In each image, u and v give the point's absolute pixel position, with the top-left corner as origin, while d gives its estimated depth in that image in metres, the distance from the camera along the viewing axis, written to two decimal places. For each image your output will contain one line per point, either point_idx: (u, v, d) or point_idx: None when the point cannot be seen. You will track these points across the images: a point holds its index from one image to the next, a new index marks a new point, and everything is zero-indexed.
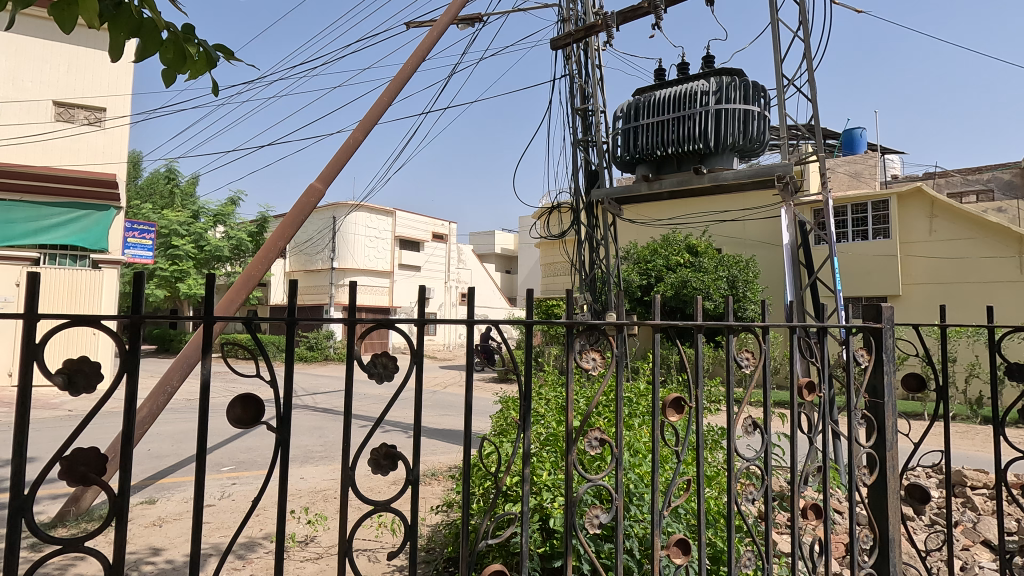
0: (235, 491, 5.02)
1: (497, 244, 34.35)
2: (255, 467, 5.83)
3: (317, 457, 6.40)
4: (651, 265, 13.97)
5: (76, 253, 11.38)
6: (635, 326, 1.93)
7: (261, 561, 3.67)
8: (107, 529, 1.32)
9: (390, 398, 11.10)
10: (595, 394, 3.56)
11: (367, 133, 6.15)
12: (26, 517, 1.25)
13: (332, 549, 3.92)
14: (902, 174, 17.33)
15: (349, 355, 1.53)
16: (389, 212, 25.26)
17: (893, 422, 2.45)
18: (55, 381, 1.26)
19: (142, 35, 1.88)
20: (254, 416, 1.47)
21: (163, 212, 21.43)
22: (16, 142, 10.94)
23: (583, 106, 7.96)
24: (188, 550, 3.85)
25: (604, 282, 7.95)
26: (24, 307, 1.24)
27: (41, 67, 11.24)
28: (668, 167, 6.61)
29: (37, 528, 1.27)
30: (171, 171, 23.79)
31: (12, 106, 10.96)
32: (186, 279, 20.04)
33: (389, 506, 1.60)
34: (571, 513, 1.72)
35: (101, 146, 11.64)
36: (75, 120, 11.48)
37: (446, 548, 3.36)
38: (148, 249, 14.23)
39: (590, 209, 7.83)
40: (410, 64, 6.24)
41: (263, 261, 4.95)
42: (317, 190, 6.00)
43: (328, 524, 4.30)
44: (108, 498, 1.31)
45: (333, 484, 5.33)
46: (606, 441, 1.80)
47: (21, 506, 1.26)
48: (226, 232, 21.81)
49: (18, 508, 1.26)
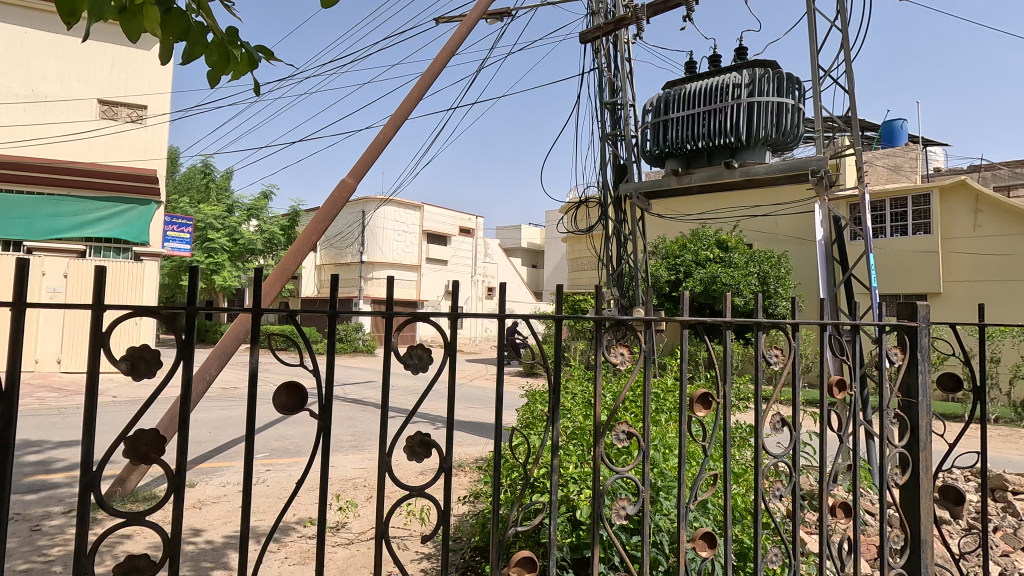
0: (269, 478, 5.20)
1: (524, 239, 34.40)
2: (288, 455, 6.02)
3: (348, 446, 6.57)
4: (680, 260, 13.80)
5: (120, 246, 11.89)
6: (664, 322, 1.93)
7: (294, 545, 3.81)
8: (165, 504, 1.40)
9: (418, 391, 11.28)
10: (622, 388, 3.58)
11: (397, 128, 6.28)
12: (95, 490, 1.35)
13: (363, 535, 4.05)
14: (946, 166, 16.75)
15: (386, 345, 1.58)
16: (417, 206, 25.55)
17: (927, 422, 2.40)
18: (121, 367, 1.35)
19: (189, 39, 1.97)
20: (298, 402, 1.54)
21: (199, 206, 22.07)
22: (65, 140, 11.45)
23: (611, 99, 7.92)
24: (227, 531, 4.02)
25: (632, 277, 7.91)
26: (92, 298, 1.33)
27: (87, 67, 11.70)
28: (698, 161, 6.52)
29: (103, 501, 1.37)
30: (207, 166, 24.44)
31: (61, 105, 11.48)
32: (221, 271, 20.61)
33: (423, 491, 1.64)
34: (599, 503, 1.74)
35: (143, 143, 12.04)
36: (119, 118, 11.90)
37: (473, 539, 3.42)
38: (185, 242, 14.74)
39: (618, 204, 7.79)
40: (439, 61, 6.32)
41: (297, 254, 5.12)
42: (348, 186, 6.11)
43: (359, 511, 4.43)
44: (166, 476, 1.40)
45: (363, 472, 5.48)
46: (634, 435, 1.81)
47: (91, 480, 1.37)
48: (259, 226, 22.37)
49: (88, 483, 1.36)
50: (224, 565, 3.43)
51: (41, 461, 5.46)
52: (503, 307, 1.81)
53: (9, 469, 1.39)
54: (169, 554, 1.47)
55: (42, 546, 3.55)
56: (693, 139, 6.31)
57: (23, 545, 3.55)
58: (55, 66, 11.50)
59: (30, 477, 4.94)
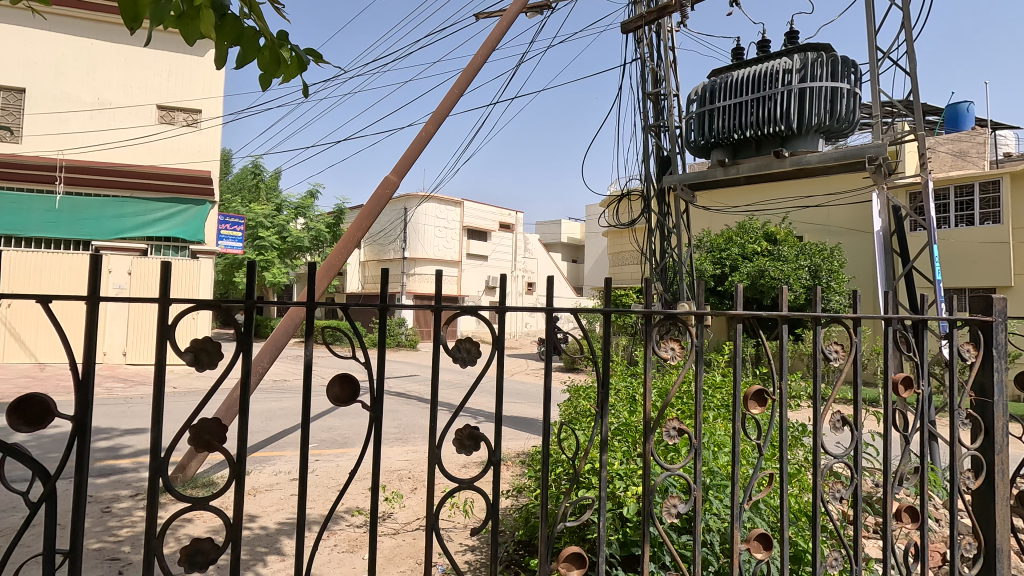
0: (319, 467, 5.37)
1: (564, 234, 34.22)
2: (336, 446, 6.20)
3: (393, 439, 6.71)
4: (726, 254, 13.42)
5: (178, 244, 12.47)
6: (716, 317, 1.87)
7: (343, 533, 3.92)
8: (227, 490, 1.46)
9: (460, 385, 11.40)
10: (671, 383, 3.52)
11: (438, 125, 6.34)
12: (163, 475, 1.42)
13: (409, 526, 4.12)
14: (1017, 151, 15.65)
15: (435, 339, 1.59)
16: (458, 202, 25.78)
17: (1003, 424, 2.25)
18: (185, 358, 1.41)
19: (242, 42, 2.02)
20: (350, 394, 1.57)
21: (250, 206, 22.91)
22: (128, 144, 12.10)
23: (654, 90, 7.75)
24: (279, 518, 4.17)
25: (676, 271, 7.73)
26: (159, 291, 1.39)
27: (147, 74, 12.31)
28: (745, 151, 6.32)
29: (171, 486, 1.43)
30: (257, 166, 25.33)
31: (124, 112, 12.12)
32: (271, 268, 21.38)
33: (472, 485, 1.65)
34: (649, 501, 1.71)
35: (199, 146, 12.60)
36: (176, 122, 12.49)
37: (518, 533, 3.43)
38: (238, 240, 15.34)
39: (661, 196, 7.62)
40: (479, 56, 6.33)
41: (343, 251, 5.25)
42: (391, 183, 6.22)
43: (404, 502, 4.52)
44: (228, 463, 1.45)
45: (408, 464, 5.58)
46: (685, 431, 1.77)
47: (160, 466, 1.43)
48: (307, 224, 23.09)
49: (157, 468, 1.43)
50: (278, 550, 3.57)
51: (110, 446, 5.82)
52: (550, 302, 1.80)
53: (86, 456, 1.47)
54: (231, 538, 1.53)
55: (113, 527, 3.78)
56: (741, 129, 6.11)
57: (95, 525, 3.79)
58: (118, 74, 12.15)
59: (100, 462, 5.26)
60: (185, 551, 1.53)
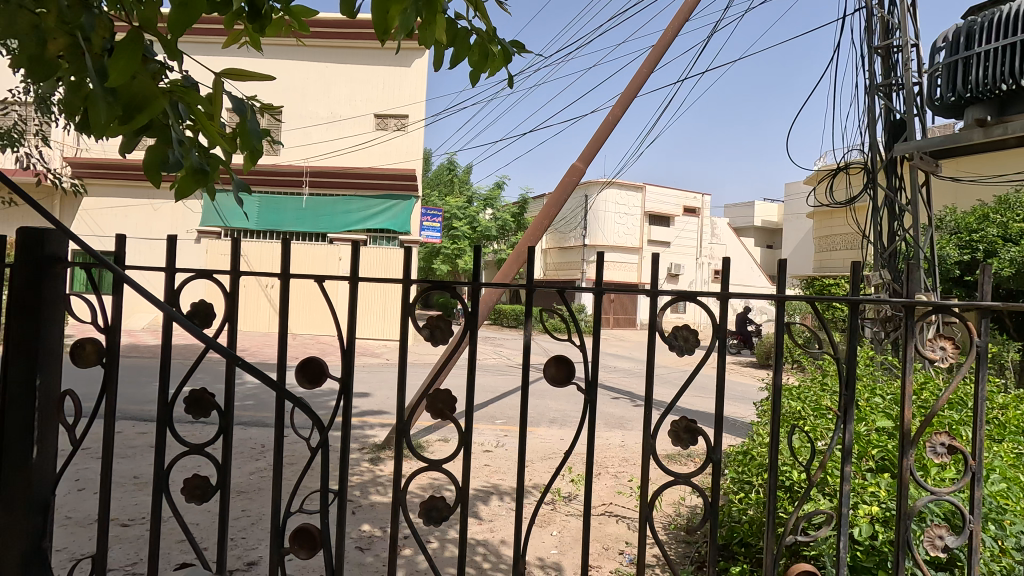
0: (507, 442, 5.72)
1: (758, 216, 31.12)
2: (522, 424, 6.55)
3: (575, 422, 6.85)
4: (978, 235, 10.87)
5: (389, 235, 14.18)
6: (1009, 310, 1.49)
7: (531, 507, 4.12)
8: (457, 454, 1.59)
9: (641, 375, 11.15)
10: (927, 392, 2.95)
11: (625, 108, 6.21)
12: (407, 437, 1.61)
13: (593, 509, 4.16)
14: None
15: (650, 327, 1.55)
16: (640, 187, 25.08)
17: None
18: (423, 332, 1.57)
19: (456, 43, 2.17)
20: (566, 375, 1.60)
21: (446, 199, 25.19)
22: (353, 150, 14.16)
23: (885, 42, 6.54)
24: (475, 484, 4.56)
25: (909, 257, 6.48)
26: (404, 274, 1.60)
27: (367, 87, 14.18)
28: (1018, 106, 4.97)
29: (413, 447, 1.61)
30: (451, 162, 27.68)
31: (351, 122, 14.17)
32: (463, 256, 23.30)
33: (690, 479, 1.58)
34: (909, 527, 1.48)
35: (406, 147, 14.17)
36: (388, 128, 14.21)
37: (714, 535, 3.25)
38: (436, 230, 16.99)
39: (892, 168, 6.43)
40: (670, 30, 6.01)
41: (529, 241, 5.50)
42: (578, 170, 6.27)
43: (588, 486, 4.58)
44: (458, 430, 1.59)
45: (591, 449, 5.64)
46: (957, 449, 1.46)
47: (404, 428, 1.62)
48: (494, 214, 24.61)
49: (402, 430, 1.63)
50: (475, 514, 3.91)
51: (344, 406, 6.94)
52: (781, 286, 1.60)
53: (350, 414, 1.74)
54: (460, 500, 1.67)
55: (347, 473, 4.54)
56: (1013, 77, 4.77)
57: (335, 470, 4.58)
58: (346, 90, 14.21)
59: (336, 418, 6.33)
60: (423, 506, 1.73)
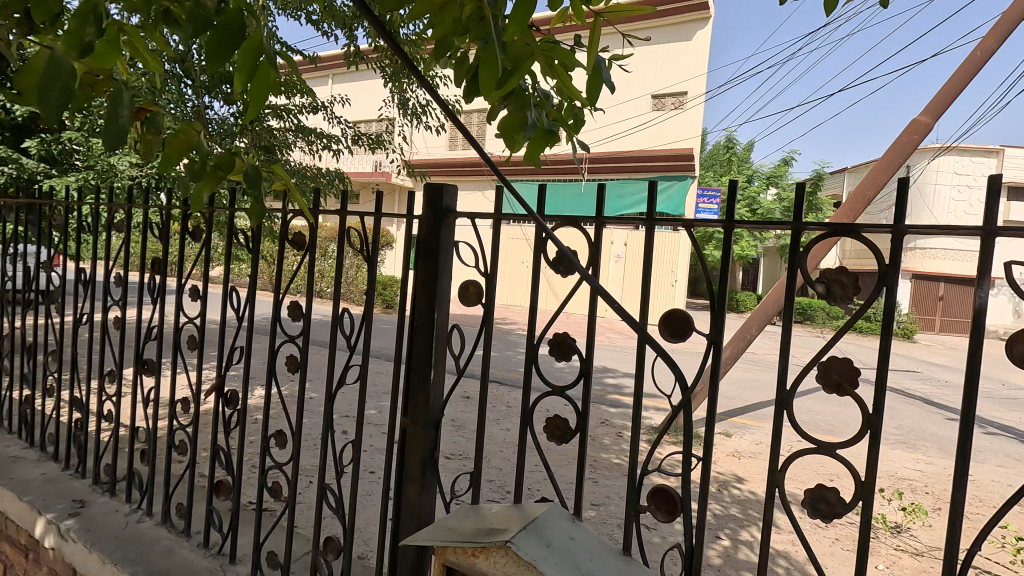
0: (805, 449, 5.00)
1: None
2: (822, 431, 5.65)
3: (896, 440, 5.59)
4: None
5: (663, 218, 14.12)
6: None
7: (843, 528, 3.48)
8: (861, 443, 1.17)
9: (995, 394, 8.51)
10: None
11: (1000, 40, 4.69)
12: (787, 411, 1.24)
13: (935, 550, 3.28)
14: None
15: None
16: (995, 150, 19.09)
17: None
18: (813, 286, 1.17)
19: None
20: None
21: (723, 180, 23.55)
22: (629, 133, 14.24)
23: None
24: (766, 488, 4.09)
25: None
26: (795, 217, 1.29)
27: (645, 67, 13.95)
28: None
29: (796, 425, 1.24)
30: (730, 140, 25.66)
31: (627, 106, 14.24)
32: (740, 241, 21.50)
33: None
34: None
35: (684, 125, 13.58)
36: (666, 107, 13.80)
37: None
38: (713, 213, 15.97)
39: None
40: None
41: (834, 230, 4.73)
42: (921, 125, 4.96)
43: (925, 521, 3.64)
44: (865, 414, 1.15)
45: (924, 477, 4.51)
46: None
47: (783, 401, 1.26)
48: (779, 194, 21.97)
49: (780, 403, 1.26)
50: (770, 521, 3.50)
51: (615, 385, 7.08)
52: None
53: (720, 374, 1.31)
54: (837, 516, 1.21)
55: (628, 450, 4.61)
56: None
57: (615, 445, 4.71)
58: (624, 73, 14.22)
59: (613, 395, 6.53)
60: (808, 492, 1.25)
